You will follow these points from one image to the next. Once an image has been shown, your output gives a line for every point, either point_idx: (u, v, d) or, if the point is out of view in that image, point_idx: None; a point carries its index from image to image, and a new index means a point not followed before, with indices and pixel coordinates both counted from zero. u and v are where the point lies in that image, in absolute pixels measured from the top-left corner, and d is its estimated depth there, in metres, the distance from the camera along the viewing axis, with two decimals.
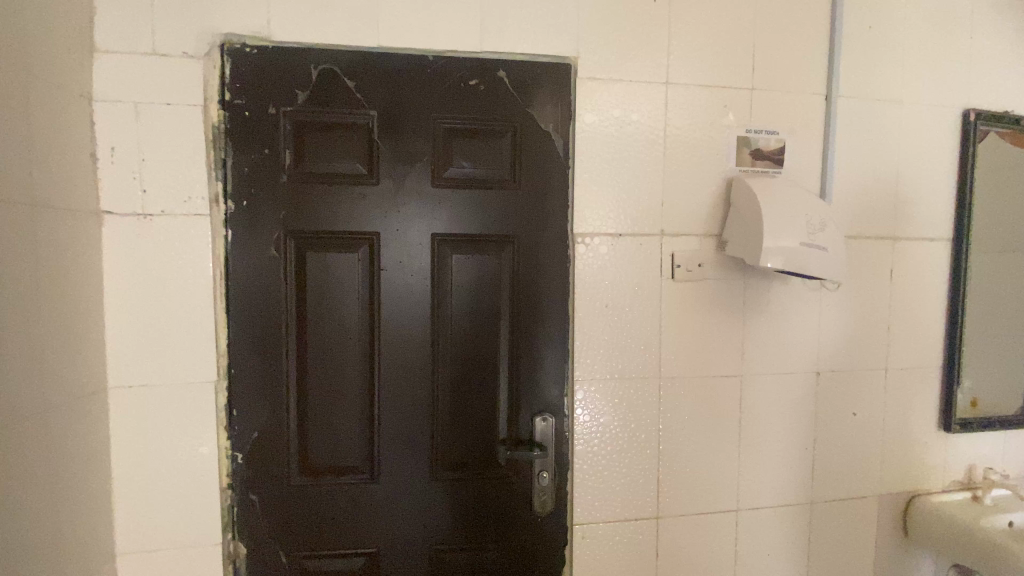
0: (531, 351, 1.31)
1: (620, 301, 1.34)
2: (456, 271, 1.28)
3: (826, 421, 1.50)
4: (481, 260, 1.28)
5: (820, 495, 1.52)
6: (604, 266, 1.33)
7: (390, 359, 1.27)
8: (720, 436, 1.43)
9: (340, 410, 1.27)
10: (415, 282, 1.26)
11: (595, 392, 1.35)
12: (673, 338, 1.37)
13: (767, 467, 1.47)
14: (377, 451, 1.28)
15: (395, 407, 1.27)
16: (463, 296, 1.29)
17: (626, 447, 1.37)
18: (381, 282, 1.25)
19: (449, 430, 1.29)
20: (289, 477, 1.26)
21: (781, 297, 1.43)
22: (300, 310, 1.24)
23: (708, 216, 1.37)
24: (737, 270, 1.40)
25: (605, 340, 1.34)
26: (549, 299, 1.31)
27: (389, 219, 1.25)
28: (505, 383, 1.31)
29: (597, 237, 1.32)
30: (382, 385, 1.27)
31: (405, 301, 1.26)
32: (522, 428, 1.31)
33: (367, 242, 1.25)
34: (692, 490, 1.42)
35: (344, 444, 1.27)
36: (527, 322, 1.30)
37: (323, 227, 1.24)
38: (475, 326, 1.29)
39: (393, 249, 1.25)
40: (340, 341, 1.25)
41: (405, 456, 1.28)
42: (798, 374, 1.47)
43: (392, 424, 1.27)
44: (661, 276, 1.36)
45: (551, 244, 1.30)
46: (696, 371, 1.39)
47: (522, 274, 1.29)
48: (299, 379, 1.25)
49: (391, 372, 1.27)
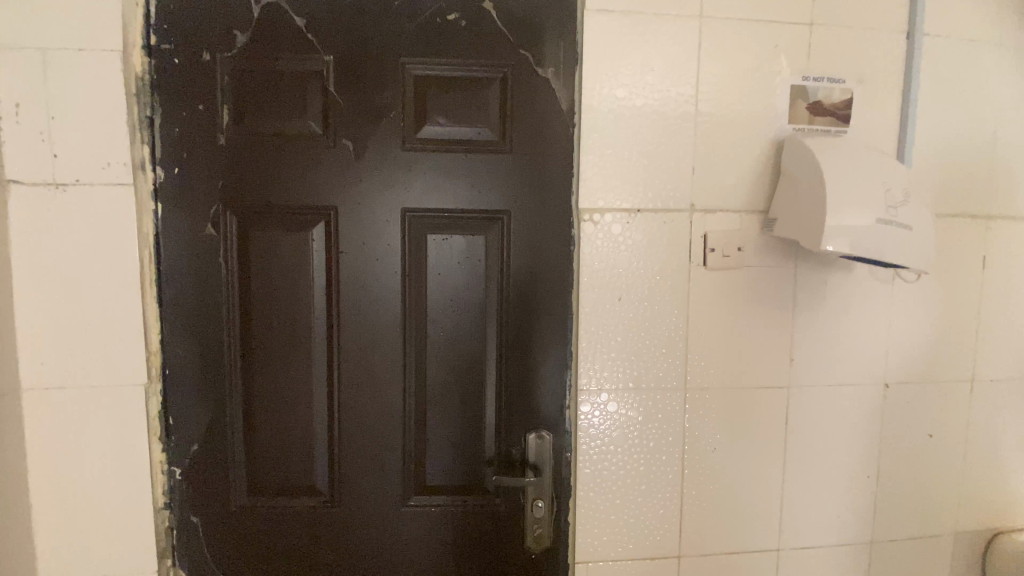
0: (525, 354, 1.06)
1: (637, 294, 1.08)
2: (432, 256, 1.04)
3: (893, 443, 1.22)
4: (463, 242, 1.04)
5: (884, 533, 1.24)
6: (618, 250, 1.07)
7: (353, 362, 1.04)
8: (761, 461, 1.16)
9: (295, 421, 1.06)
10: (381, 268, 1.03)
11: (605, 404, 1.10)
12: (704, 341, 1.11)
13: (818, 498, 1.20)
14: (338, 471, 1.06)
15: (359, 420, 1.05)
16: (442, 285, 1.05)
17: (643, 471, 1.12)
18: (341, 268, 1.03)
19: (424, 448, 1.07)
20: (236, 498, 1.07)
21: (841, 290, 1.15)
22: (244, 300, 1.03)
23: (751, 187, 1.09)
24: (787, 256, 1.12)
25: (616, 341, 1.09)
26: (547, 290, 1.06)
27: (350, 191, 1.02)
28: (493, 393, 1.07)
29: (609, 213, 1.06)
30: (344, 393, 1.05)
31: (370, 291, 1.03)
32: (513, 447, 1.08)
33: (323, 220, 1.02)
34: (724, 525, 1.16)
35: (300, 461, 1.07)
36: (520, 318, 1.06)
37: (271, 201, 1.02)
38: (456, 323, 1.05)
39: (355, 228, 1.02)
40: (293, 339, 1.04)
41: (371, 477, 1.07)
42: (861, 385, 1.19)
43: (356, 440, 1.06)
44: (689, 263, 1.09)
45: (551, 221, 1.05)
46: (732, 381, 1.13)
47: (514, 260, 1.04)
48: (245, 383, 1.05)
49: (353, 378, 1.05)
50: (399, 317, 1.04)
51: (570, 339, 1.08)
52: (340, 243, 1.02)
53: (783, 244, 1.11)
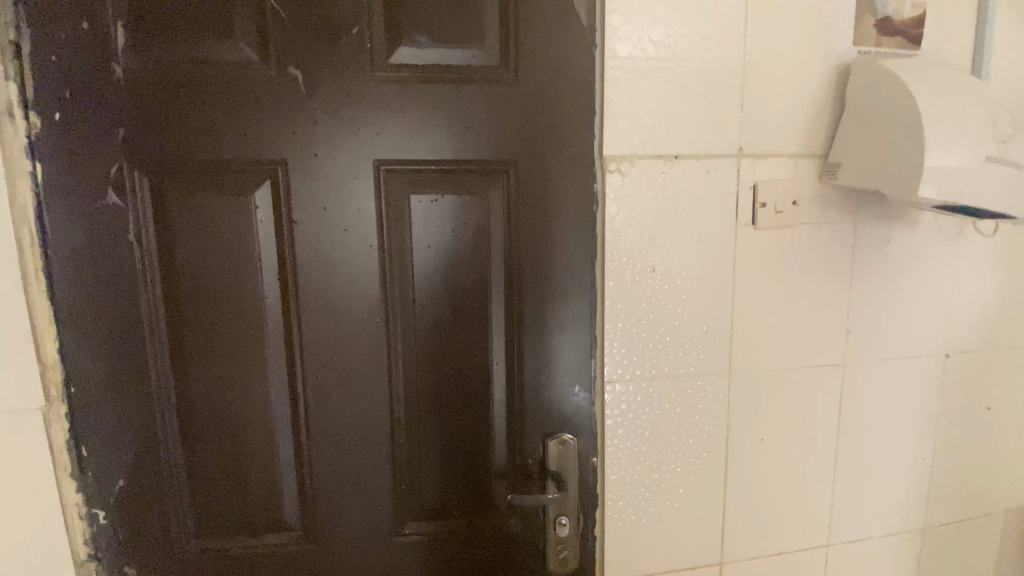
0: (539, 343, 0.85)
1: (672, 263, 0.88)
2: (416, 222, 0.80)
3: (950, 419, 1.08)
4: (456, 203, 0.80)
5: (938, 518, 1.11)
6: (652, 208, 0.85)
7: (321, 365, 0.81)
8: (811, 450, 1.00)
9: (250, 443, 0.83)
10: (351, 242, 0.79)
11: (637, 397, 0.91)
12: (752, 316, 0.92)
13: (870, 486, 1.05)
14: (311, 498, 0.85)
15: (333, 436, 0.83)
16: (431, 260, 0.81)
17: (680, 473, 0.95)
18: (295, 243, 0.78)
19: (419, 465, 0.86)
20: (184, 540, 0.84)
21: (904, 248, 0.97)
22: (169, 290, 0.78)
23: (809, 127, 0.89)
24: (846, 209, 0.93)
25: (649, 321, 0.89)
26: (565, 262, 0.84)
27: (303, 139, 0.76)
28: (499, 393, 0.86)
29: (639, 162, 0.84)
30: (312, 404, 0.82)
31: (338, 271, 0.79)
32: (528, 457, 0.88)
33: (269, 178, 0.77)
34: (770, 524, 1.01)
35: (261, 490, 0.84)
36: (532, 299, 0.84)
37: (196, 153, 0.76)
38: (453, 310, 0.83)
39: (314, 189, 0.77)
40: (240, 339, 0.80)
41: (354, 503, 0.85)
42: (920, 357, 1.03)
43: (331, 461, 0.84)
44: (736, 222, 0.89)
45: (568, 173, 0.82)
46: (781, 362, 0.95)
47: (523, 224, 0.82)
48: (181, 399, 0.81)
49: (323, 385, 0.81)
50: (378, 305, 0.81)
51: (593, 322, 0.87)
52: (293, 210, 0.77)
53: (844, 195, 0.92)
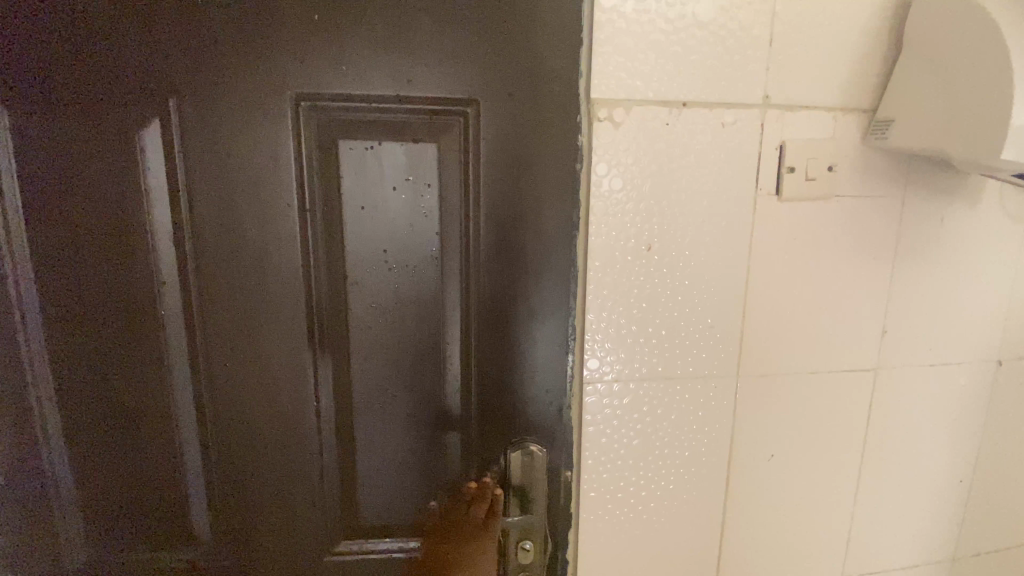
0: (503, 333, 0.69)
1: (672, 239, 0.71)
2: (346, 177, 0.62)
3: (999, 438, 0.90)
4: (400, 153, 0.62)
5: (975, 549, 0.95)
6: (651, 169, 0.68)
7: (230, 352, 0.66)
8: (830, 469, 0.84)
9: (146, 441, 0.68)
10: (264, 199, 0.63)
11: (623, 401, 0.75)
12: (768, 307, 0.75)
13: (898, 511, 0.89)
14: (224, 508, 0.70)
15: (248, 437, 0.68)
16: (368, 225, 0.64)
17: (672, 491, 0.79)
18: (196, 198, 0.62)
19: (353, 475, 0.71)
20: (74, 551, 0.71)
21: (959, 230, 0.79)
22: (39, 253, 0.62)
23: (853, 73, 0.71)
24: (893, 180, 0.75)
25: (641, 310, 0.72)
26: (538, 234, 0.67)
27: (203, 64, 0.59)
28: (452, 393, 0.70)
29: (636, 109, 0.66)
30: (221, 397, 0.67)
31: (249, 235, 0.63)
32: (487, 469, 0.73)
33: (158, 113, 0.60)
34: (775, 551, 0.86)
35: (164, 498, 0.70)
36: (496, 278, 0.67)
37: (64, 78, 0.59)
38: (394, 289, 0.66)
39: (218, 129, 0.61)
40: (129, 315, 0.64)
41: (275, 515, 0.71)
42: (969, 364, 0.85)
43: (247, 466, 0.69)
44: (755, 190, 0.71)
45: (544, 120, 0.64)
46: (801, 365, 0.79)
47: (484, 184, 0.65)
48: (60, 386, 0.66)
49: (234, 374, 0.67)
50: (300, 280, 0.65)
51: (571, 310, 0.70)
52: (190, 155, 0.61)
53: (890, 162, 0.74)
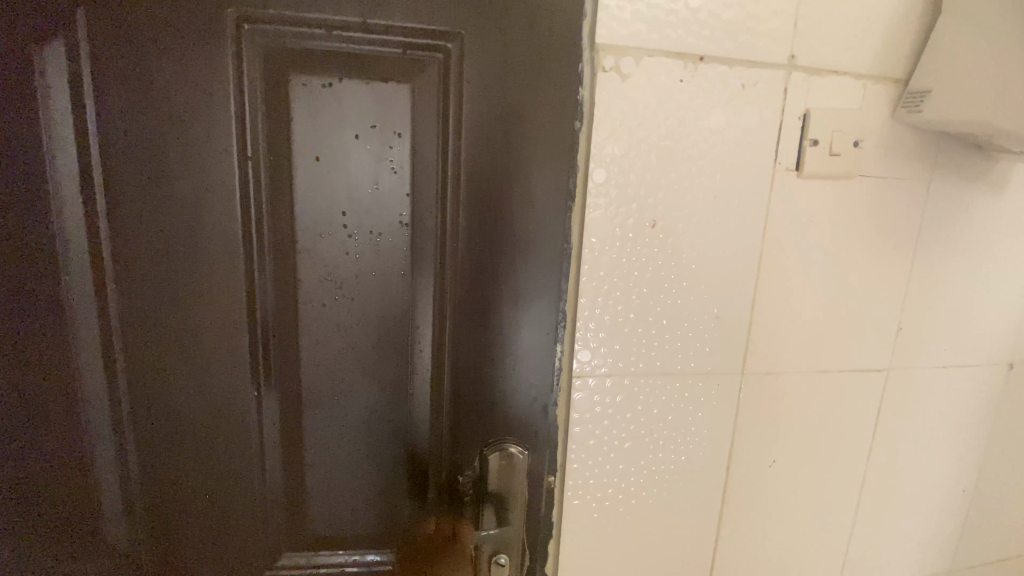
0: (482, 317, 0.59)
1: (678, 215, 0.62)
2: (299, 120, 0.52)
3: (1004, 445, 0.85)
4: (365, 95, 0.52)
5: (973, 560, 0.90)
6: (659, 132, 0.59)
7: (153, 328, 0.55)
8: (832, 478, 0.78)
9: (45, 435, 0.56)
10: (197, 143, 0.51)
11: (615, 398, 0.66)
12: (780, 298, 0.68)
13: (900, 521, 0.83)
14: (145, 514, 0.59)
15: (173, 432, 0.57)
16: (324, 181, 0.53)
17: (664, 498, 0.71)
18: (111, 139, 0.50)
19: (302, 478, 0.61)
20: None
21: (983, 220, 0.73)
22: None
23: (886, 38, 0.63)
24: (919, 161, 0.68)
25: (640, 295, 0.63)
26: (526, 202, 0.57)
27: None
28: (421, 385, 0.60)
29: (646, 60, 0.57)
30: (140, 384, 0.56)
31: (179, 187, 0.52)
32: (459, 473, 0.63)
33: (62, 28, 0.48)
34: (770, 564, 0.79)
35: (66, 504, 0.58)
36: (476, 253, 0.58)
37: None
38: (355, 260, 0.56)
39: (138, 54, 0.49)
40: (24, 280, 0.53)
41: (209, 522, 0.60)
42: (981, 366, 0.80)
43: (171, 466, 0.58)
44: (773, 164, 0.63)
45: (540, 65, 0.54)
46: (810, 363, 0.71)
47: (466, 140, 0.55)
48: None
49: (157, 356, 0.55)
50: (240, 244, 0.54)
51: (563, 293, 0.61)
52: (102, 84, 0.49)
53: (918, 141, 0.67)
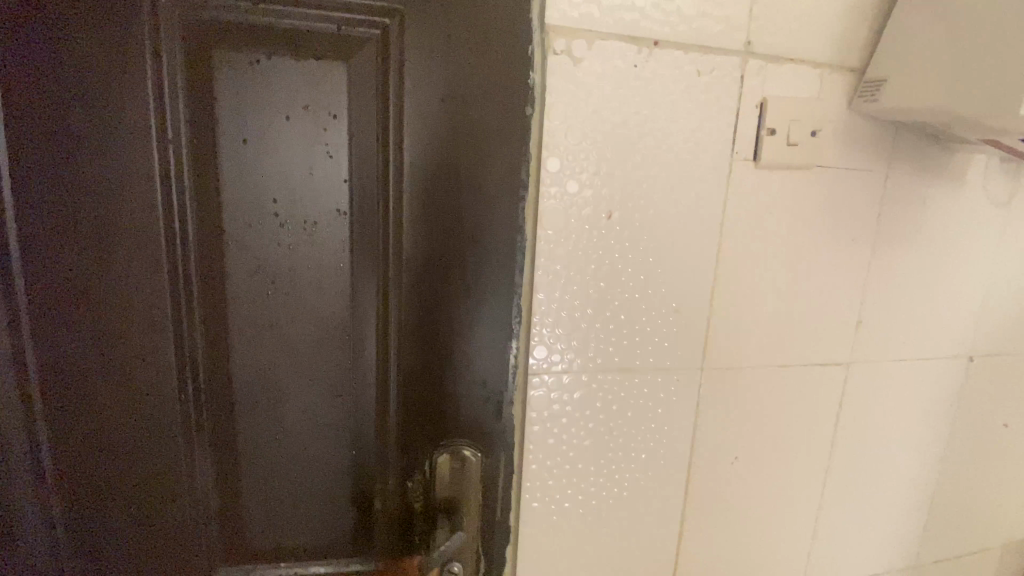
0: (428, 314, 0.57)
1: (637, 206, 0.60)
2: (228, 100, 0.48)
3: (965, 437, 0.85)
4: (296, 75, 0.49)
5: (936, 553, 0.90)
6: (615, 120, 0.57)
7: (68, 328, 0.50)
8: (796, 473, 0.77)
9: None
10: (111, 122, 0.47)
11: (573, 395, 0.64)
12: (741, 291, 0.66)
13: (864, 515, 0.83)
14: (61, 530, 0.54)
15: (92, 439, 0.53)
16: (252, 168, 0.50)
17: (626, 498, 0.69)
18: (15, 113, 0.46)
19: (239, 485, 0.57)
20: None
21: (941, 213, 0.73)
22: None
23: (843, 27, 0.62)
24: (877, 152, 0.67)
25: (597, 287, 0.61)
26: (474, 193, 0.55)
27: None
28: (366, 385, 0.57)
29: (601, 44, 0.55)
30: (55, 388, 0.51)
31: (95, 175, 0.48)
32: (408, 479, 0.61)
33: None
34: (735, 562, 0.77)
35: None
36: (421, 246, 0.55)
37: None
38: (288, 253, 0.52)
39: (42, 27, 0.45)
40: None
41: (135, 537, 0.56)
42: (942, 358, 0.80)
43: (90, 477, 0.54)
44: (731, 153, 0.61)
45: (485, 48, 0.52)
46: (772, 357, 0.70)
47: (409, 125, 0.52)
48: None
49: (72, 355, 0.51)
50: (162, 233, 0.50)
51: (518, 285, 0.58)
52: (4, 58, 0.45)
53: (876, 132, 0.66)
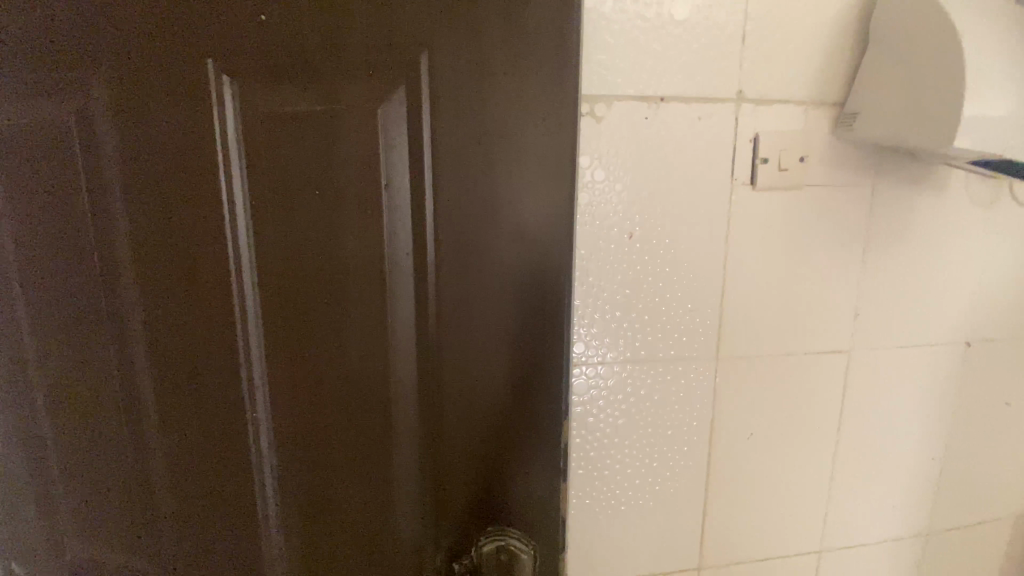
0: (468, 351, 0.62)
1: (654, 227, 0.75)
2: (304, 176, 0.57)
3: (968, 415, 0.94)
4: (349, 146, 0.57)
5: (947, 522, 0.99)
6: (632, 161, 0.72)
7: (187, 358, 0.62)
8: (807, 449, 0.88)
9: (121, 459, 0.67)
10: (221, 218, 0.58)
11: (608, 382, 0.79)
12: (746, 293, 0.79)
13: (874, 487, 0.94)
14: (189, 520, 0.67)
15: (205, 449, 0.64)
16: (315, 229, 0.58)
17: (657, 468, 0.83)
18: (148, 189, 0.58)
19: (313, 519, 0.66)
20: (63, 546, 0.72)
21: (928, 217, 0.83)
22: (19, 244, 0.62)
23: (824, 67, 0.74)
24: (862, 170, 0.79)
25: (623, 295, 0.76)
26: (506, 239, 0.60)
27: (152, 50, 0.55)
28: (419, 427, 0.64)
29: (618, 103, 0.70)
30: (179, 405, 0.64)
31: (201, 235, 0.59)
32: (456, 505, 0.66)
33: (107, 100, 0.56)
34: (756, 526, 0.90)
35: (138, 519, 0.68)
36: (459, 289, 0.61)
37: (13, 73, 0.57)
38: (345, 300, 0.60)
39: (164, 121, 0.56)
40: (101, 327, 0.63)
41: (237, 537, 0.67)
42: (939, 344, 0.90)
43: (206, 480, 0.65)
44: (731, 181, 0.75)
45: (511, 108, 0.57)
46: (778, 348, 0.83)
47: (446, 179, 0.58)
48: (46, 382, 0.66)
49: (201, 406, 0.63)
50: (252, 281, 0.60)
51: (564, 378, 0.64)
52: (141, 147, 0.57)
53: (859, 153, 0.78)
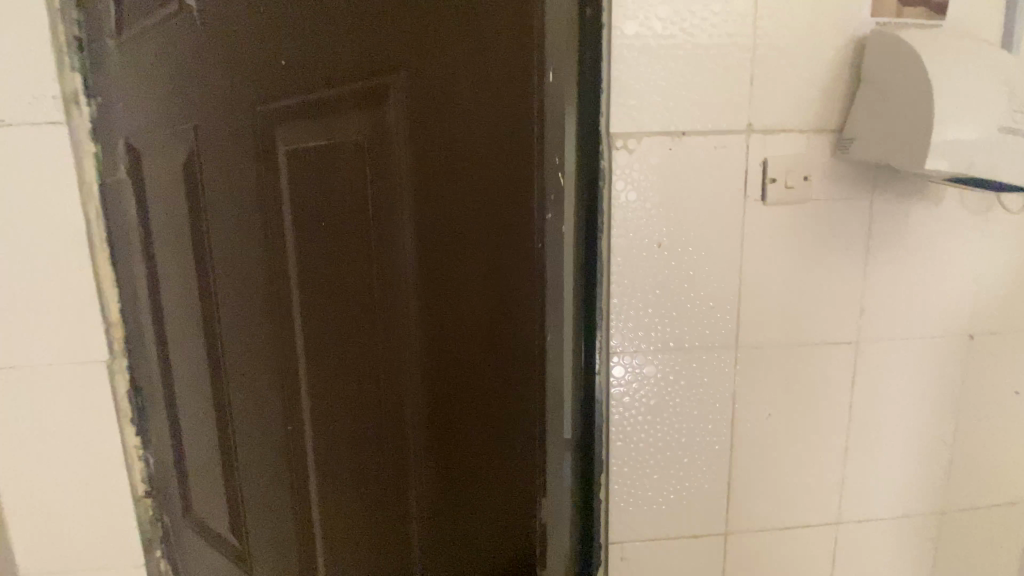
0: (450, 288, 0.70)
1: (679, 238, 0.90)
2: (344, 173, 0.68)
3: (974, 402, 1.04)
4: (356, 126, 0.67)
5: (960, 501, 1.08)
6: (660, 185, 0.88)
7: (279, 339, 0.75)
8: (820, 428, 1.01)
9: (236, 428, 0.81)
10: (292, 219, 0.70)
11: (642, 368, 0.94)
12: (760, 291, 0.93)
13: (885, 466, 1.04)
14: (282, 476, 0.80)
15: (289, 411, 0.77)
16: (336, 198, 0.69)
17: (685, 442, 0.97)
18: (254, 204, 0.71)
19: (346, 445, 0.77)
20: (201, 497, 0.88)
21: (924, 224, 0.95)
22: (175, 253, 0.79)
23: (823, 101, 0.89)
24: (861, 185, 0.92)
25: (654, 295, 0.91)
26: (485, 188, 0.67)
27: (258, 95, 0.67)
28: (417, 364, 0.73)
29: (648, 139, 0.86)
30: (275, 381, 0.76)
31: (287, 236, 0.71)
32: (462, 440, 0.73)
33: (227, 135, 0.70)
34: (775, 497, 1.02)
35: (249, 478, 0.81)
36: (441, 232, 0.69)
37: (168, 125, 0.74)
38: (353, 255, 0.71)
39: (263, 147, 0.68)
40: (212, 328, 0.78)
41: (310, 477, 0.79)
42: (941, 337, 1.00)
43: (289, 434, 0.78)
44: (745, 198, 0.90)
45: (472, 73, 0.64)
46: (790, 339, 0.96)
47: (414, 134, 0.66)
48: (188, 362, 0.82)
49: (283, 373, 0.76)
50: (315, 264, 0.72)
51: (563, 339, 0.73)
52: (247, 170, 0.70)
53: (858, 171, 0.92)
